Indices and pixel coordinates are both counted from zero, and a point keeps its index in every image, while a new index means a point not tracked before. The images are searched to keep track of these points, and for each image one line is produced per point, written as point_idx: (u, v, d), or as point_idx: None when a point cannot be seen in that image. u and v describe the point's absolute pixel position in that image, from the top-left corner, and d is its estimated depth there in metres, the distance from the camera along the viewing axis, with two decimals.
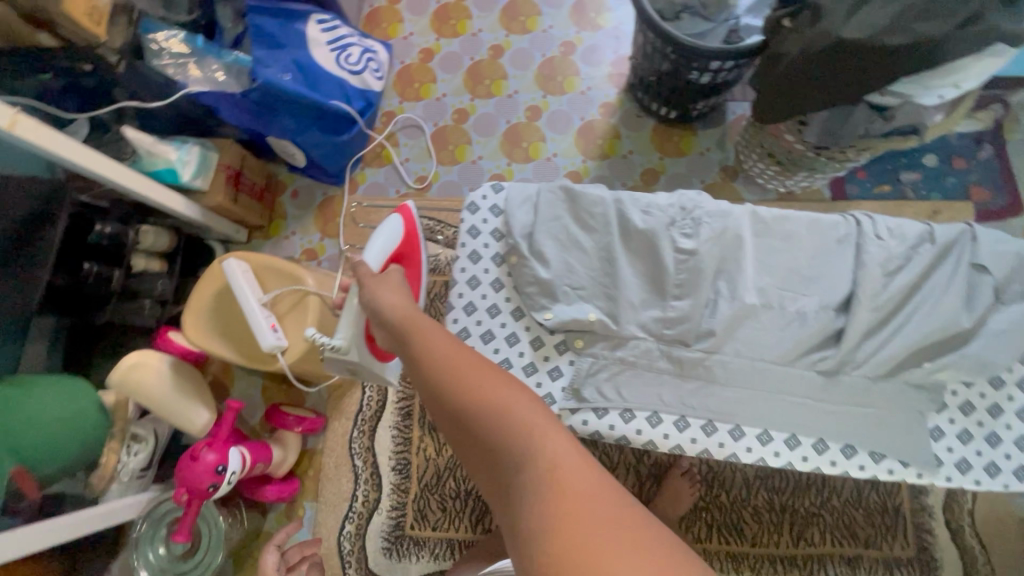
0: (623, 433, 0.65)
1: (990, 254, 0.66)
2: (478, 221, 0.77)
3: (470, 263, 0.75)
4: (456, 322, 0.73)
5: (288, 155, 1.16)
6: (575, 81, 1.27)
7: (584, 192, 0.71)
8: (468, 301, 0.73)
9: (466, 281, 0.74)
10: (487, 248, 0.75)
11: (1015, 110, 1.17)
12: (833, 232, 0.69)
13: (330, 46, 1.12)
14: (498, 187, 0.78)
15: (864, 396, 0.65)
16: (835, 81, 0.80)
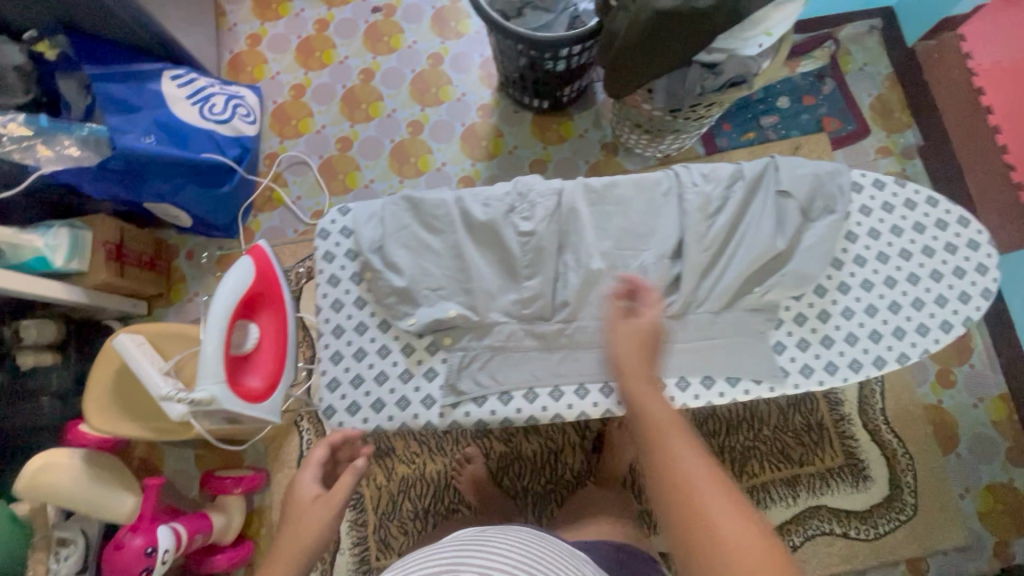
0: (505, 415, 0.70)
1: (792, 179, 0.73)
2: (332, 246, 0.77)
3: (331, 287, 0.75)
4: (328, 347, 0.74)
5: (172, 216, 1.13)
6: (449, 90, 1.30)
7: (425, 198, 0.74)
8: (336, 324, 0.74)
9: (330, 305, 0.75)
10: (344, 270, 0.76)
11: (845, 44, 1.29)
12: (660, 186, 0.74)
13: (190, 100, 1.10)
14: (345, 209, 0.78)
15: (709, 328, 0.71)
16: (665, 49, 0.86)
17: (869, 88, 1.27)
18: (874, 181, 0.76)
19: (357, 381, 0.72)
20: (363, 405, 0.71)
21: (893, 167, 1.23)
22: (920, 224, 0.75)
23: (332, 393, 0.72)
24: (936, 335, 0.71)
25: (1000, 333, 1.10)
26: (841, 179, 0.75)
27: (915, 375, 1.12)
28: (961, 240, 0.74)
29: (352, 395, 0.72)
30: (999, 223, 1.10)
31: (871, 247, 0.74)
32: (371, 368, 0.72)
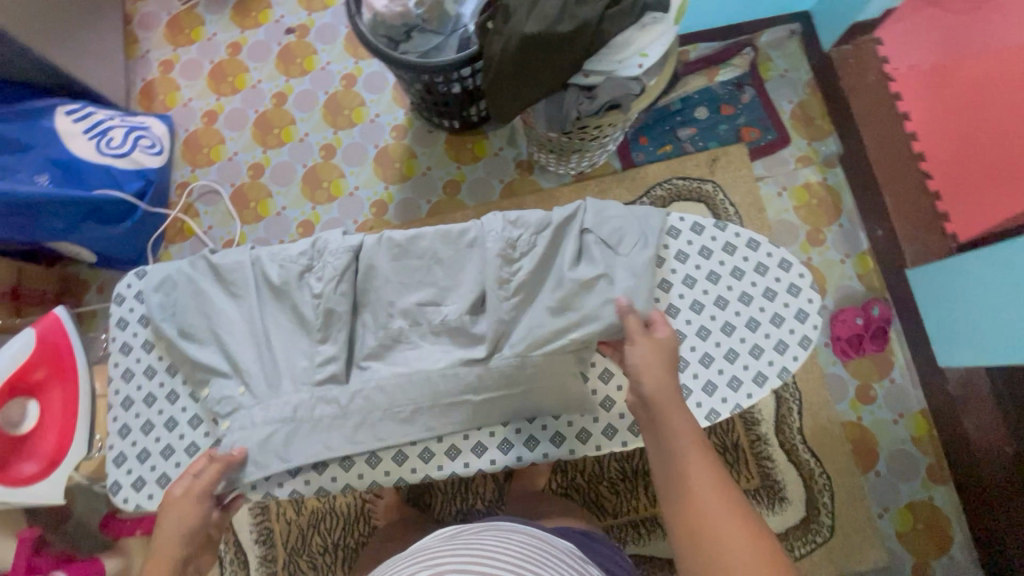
0: (295, 490, 0.74)
1: (597, 222, 0.76)
2: (126, 311, 0.80)
3: (123, 356, 0.78)
4: (116, 420, 0.77)
5: (74, 253, 1.12)
6: (363, 111, 1.27)
7: (223, 260, 0.78)
8: (125, 395, 0.77)
9: (120, 375, 0.78)
10: (136, 337, 0.79)
11: (765, 51, 1.25)
12: (463, 235, 0.77)
13: (87, 135, 1.09)
14: (141, 273, 0.82)
15: (513, 379, 0.72)
16: (539, 74, 0.83)
17: (789, 94, 1.24)
18: (693, 226, 0.79)
19: (144, 455, 0.75)
20: (148, 478, 0.74)
21: (813, 176, 1.20)
22: (739, 269, 0.78)
23: (119, 468, 0.75)
24: (750, 389, 0.74)
25: (918, 347, 1.07)
26: (654, 222, 0.78)
27: (833, 392, 1.10)
28: (782, 285, 0.77)
29: (137, 470, 0.75)
30: (915, 234, 1.08)
31: (687, 296, 0.77)
32: (156, 442, 0.75)
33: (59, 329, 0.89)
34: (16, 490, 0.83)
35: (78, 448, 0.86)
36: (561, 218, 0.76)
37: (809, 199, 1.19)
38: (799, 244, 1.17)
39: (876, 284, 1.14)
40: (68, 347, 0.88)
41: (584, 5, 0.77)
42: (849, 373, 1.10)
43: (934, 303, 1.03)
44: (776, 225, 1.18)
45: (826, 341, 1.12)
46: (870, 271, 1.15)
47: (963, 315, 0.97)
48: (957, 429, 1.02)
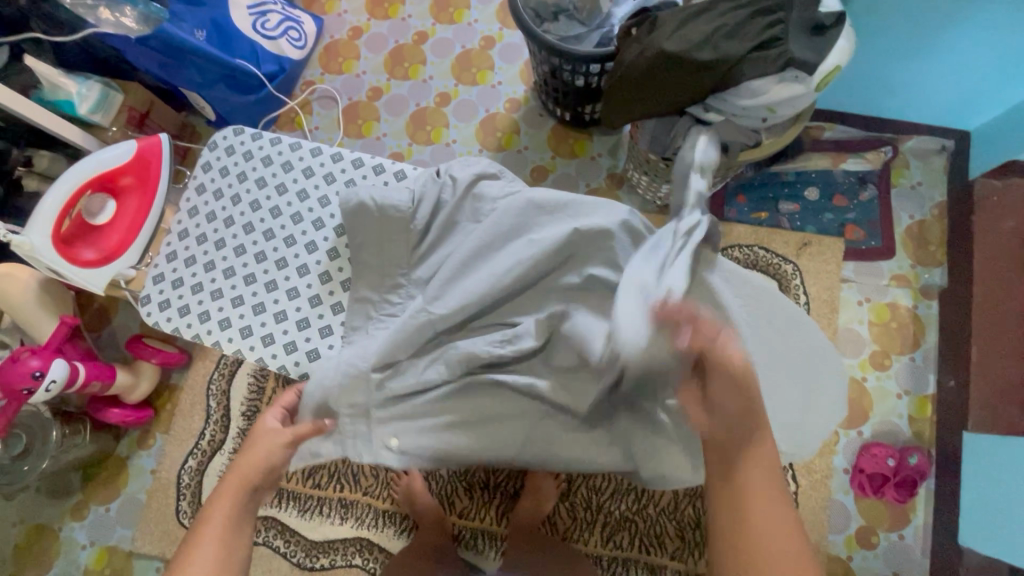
0: (284, 363, 0.71)
1: None
2: (214, 157, 0.79)
3: (196, 195, 0.78)
4: (168, 244, 0.77)
5: (200, 107, 1.25)
6: (487, 74, 1.31)
7: (306, 155, 0.77)
8: (182, 230, 0.77)
9: (187, 210, 0.77)
10: (213, 183, 0.78)
11: (906, 156, 1.17)
12: (516, 209, 0.68)
13: (250, 11, 1.19)
14: (240, 131, 0.79)
15: None
16: (659, 93, 0.81)
17: (912, 209, 1.15)
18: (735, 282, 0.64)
19: (197, 289, 0.74)
20: (191, 312, 0.73)
21: (903, 300, 1.11)
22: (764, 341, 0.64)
23: (154, 286, 0.75)
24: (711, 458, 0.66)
25: (945, 513, 0.98)
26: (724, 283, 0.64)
27: (833, 521, 1.02)
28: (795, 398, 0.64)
29: (188, 299, 0.74)
30: (990, 399, 0.97)
31: None
32: (174, 269, 0.75)
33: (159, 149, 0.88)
34: (70, 268, 0.81)
35: (131, 258, 0.86)
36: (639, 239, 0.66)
37: (888, 320, 1.11)
38: (859, 360, 1.09)
39: (925, 433, 1.04)
40: (158, 166, 0.87)
41: (732, 40, 0.75)
42: (857, 509, 1.02)
43: (981, 480, 0.94)
44: (842, 332, 1.11)
45: (846, 467, 1.04)
46: (926, 418, 1.05)
47: (1003, 503, 0.89)
48: None
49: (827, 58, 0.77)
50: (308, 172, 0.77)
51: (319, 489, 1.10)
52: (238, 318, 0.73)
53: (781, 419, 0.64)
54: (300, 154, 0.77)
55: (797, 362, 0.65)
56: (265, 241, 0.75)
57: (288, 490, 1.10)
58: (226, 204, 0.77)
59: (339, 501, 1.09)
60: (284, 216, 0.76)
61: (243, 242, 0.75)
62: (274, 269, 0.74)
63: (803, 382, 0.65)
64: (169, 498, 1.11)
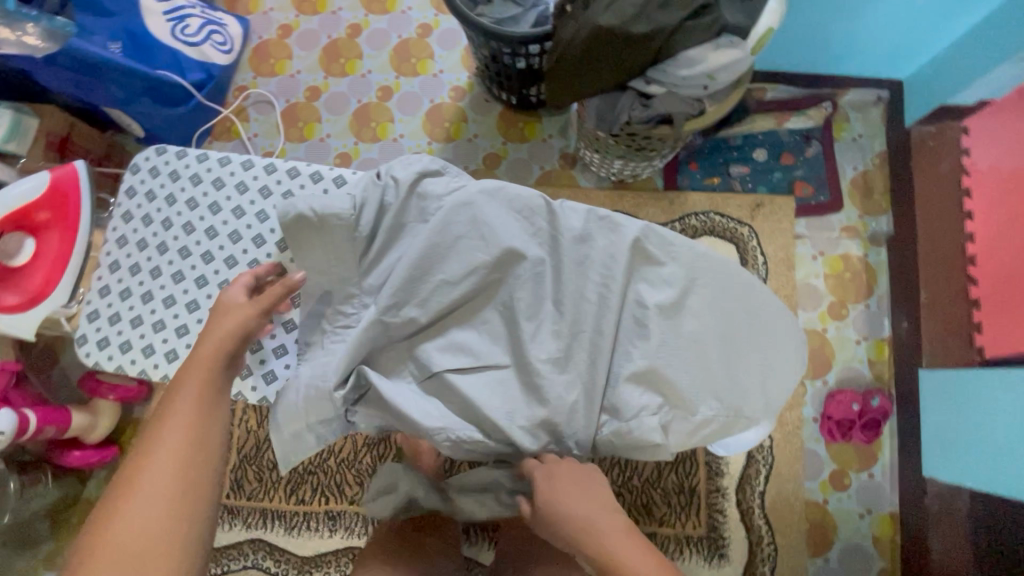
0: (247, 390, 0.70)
1: (637, 243, 0.65)
2: (138, 182, 0.74)
3: (122, 222, 0.74)
4: (99, 279, 0.72)
5: (126, 124, 1.17)
6: (428, 64, 1.28)
7: (237, 170, 0.74)
8: (113, 261, 0.73)
9: (115, 240, 0.73)
10: (140, 208, 0.74)
11: (845, 110, 1.20)
12: (463, 204, 0.67)
13: (166, 16, 1.12)
14: (164, 150, 0.75)
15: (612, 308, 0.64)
16: (600, 70, 0.81)
17: (855, 160, 1.18)
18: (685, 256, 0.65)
19: (136, 322, 0.70)
20: (134, 348, 0.70)
21: (854, 250, 1.15)
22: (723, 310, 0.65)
23: (89, 324, 0.71)
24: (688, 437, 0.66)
25: (909, 448, 1.04)
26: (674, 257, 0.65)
27: (808, 468, 1.07)
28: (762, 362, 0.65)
29: (128, 333, 0.70)
30: (941, 336, 1.02)
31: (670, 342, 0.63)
32: (108, 305, 0.71)
33: (74, 175, 0.83)
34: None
35: (60, 296, 0.81)
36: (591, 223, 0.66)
37: (843, 271, 1.15)
38: (819, 312, 1.13)
39: (884, 375, 1.09)
40: (76, 196, 0.82)
41: (666, 10, 0.74)
42: (829, 454, 1.07)
43: (939, 413, 0.99)
44: (801, 288, 1.14)
45: (816, 416, 1.08)
46: (883, 360, 1.10)
47: (960, 432, 0.94)
48: (924, 543, 0.99)
49: (760, 21, 0.75)
50: (242, 187, 0.74)
51: (304, 504, 1.08)
52: (185, 348, 0.70)
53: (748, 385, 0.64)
54: (231, 169, 0.74)
55: (758, 326, 0.66)
56: (205, 265, 0.72)
57: (271, 510, 1.08)
58: (156, 229, 0.73)
59: (325, 514, 1.08)
60: (221, 236, 0.73)
61: (181, 267, 0.72)
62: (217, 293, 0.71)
63: (766, 346, 0.66)
64: None
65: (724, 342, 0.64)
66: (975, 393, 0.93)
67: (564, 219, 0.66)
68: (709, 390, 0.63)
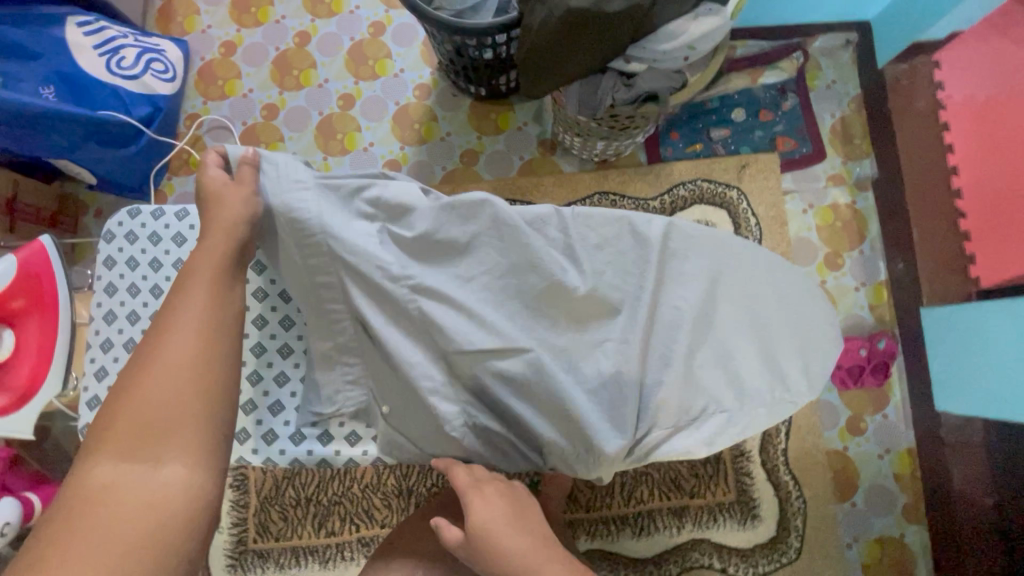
0: (295, 455, 0.70)
1: (655, 239, 0.63)
2: (115, 250, 0.68)
3: (106, 297, 0.67)
4: (93, 362, 0.67)
5: (75, 173, 1.09)
6: (387, 64, 1.21)
7: None
8: (105, 339, 0.67)
9: (102, 317, 0.67)
10: (124, 279, 0.67)
11: (816, 57, 1.18)
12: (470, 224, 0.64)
13: (98, 51, 1.03)
14: (136, 210, 0.68)
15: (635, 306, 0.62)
16: (577, 56, 0.77)
17: (832, 108, 1.18)
18: (701, 243, 0.64)
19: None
20: None
21: (842, 198, 1.16)
22: (746, 292, 0.64)
23: (90, 412, 0.65)
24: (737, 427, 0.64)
25: (918, 385, 1.06)
26: (690, 248, 0.64)
27: (824, 419, 1.09)
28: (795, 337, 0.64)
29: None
30: (937, 272, 1.03)
31: (701, 334, 0.63)
32: (109, 390, 0.65)
33: (43, 257, 0.78)
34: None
35: (51, 387, 0.77)
36: (610, 226, 0.63)
37: (833, 220, 1.15)
38: (816, 265, 1.14)
39: (886, 318, 1.11)
40: (50, 276, 0.77)
41: None
42: (843, 402, 1.09)
43: (943, 347, 1.01)
44: (795, 243, 1.15)
45: None
46: (884, 303, 1.12)
47: (966, 365, 0.96)
48: (943, 475, 1.02)
49: None
50: None
51: (335, 535, 1.06)
52: None
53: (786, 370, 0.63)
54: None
55: (789, 308, 0.65)
56: None
57: (302, 546, 1.06)
58: (146, 299, 0.67)
59: (358, 542, 1.06)
60: None
61: None
62: None
63: (800, 328, 0.65)
64: None
65: (754, 330, 0.64)
66: (976, 324, 0.95)
67: (580, 228, 0.63)
68: (742, 382, 0.63)
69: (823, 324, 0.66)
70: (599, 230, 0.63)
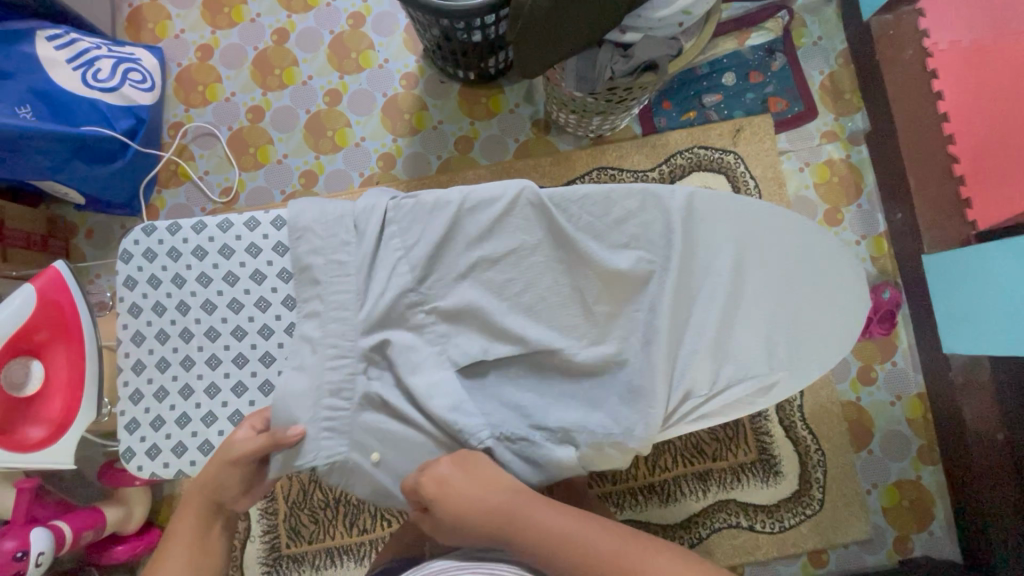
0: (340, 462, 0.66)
1: (676, 209, 0.63)
2: (134, 270, 0.66)
3: (132, 318, 0.66)
4: (127, 385, 0.66)
5: (61, 194, 1.06)
6: (371, 55, 1.19)
7: (239, 233, 0.66)
8: (137, 360, 0.66)
9: (131, 339, 0.66)
10: (148, 298, 0.66)
11: (800, 15, 1.19)
12: (488, 209, 0.63)
13: (73, 65, 1.00)
14: (150, 227, 0.66)
15: (662, 277, 0.63)
16: (574, 30, 0.76)
17: (821, 64, 1.18)
18: (723, 209, 0.64)
19: (183, 421, 0.64)
20: (189, 447, 0.64)
21: (837, 153, 1.17)
22: (770, 254, 0.65)
23: (131, 434, 0.65)
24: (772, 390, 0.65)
25: (923, 331, 1.09)
26: (712, 215, 0.64)
27: (836, 372, 1.11)
28: (820, 296, 0.65)
29: (178, 436, 0.64)
30: (936, 219, 1.05)
31: (731, 300, 0.64)
32: (146, 411, 0.65)
33: (60, 284, 0.76)
34: (16, 455, 0.71)
35: (86, 414, 0.76)
36: (631, 200, 0.63)
37: (830, 176, 1.16)
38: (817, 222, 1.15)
39: (888, 267, 1.14)
40: (71, 303, 0.76)
41: None
42: (852, 354, 1.12)
43: (948, 293, 1.02)
44: (795, 202, 1.16)
45: None
46: (885, 254, 1.15)
47: (970, 308, 0.98)
48: (955, 417, 1.04)
49: None
50: (251, 250, 0.66)
51: (368, 533, 1.07)
52: None
53: (814, 329, 0.65)
54: (236, 232, 0.66)
55: (814, 267, 0.66)
56: (239, 342, 0.65)
57: (336, 547, 1.06)
58: (172, 316, 0.65)
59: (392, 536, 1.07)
60: (248, 307, 0.66)
61: (214, 351, 0.65)
62: (262, 368, 0.65)
63: (826, 288, 0.66)
64: None
65: (780, 292, 0.65)
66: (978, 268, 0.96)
67: (599, 203, 0.63)
68: (775, 346, 0.64)
69: (849, 279, 0.66)
70: (620, 204, 0.63)
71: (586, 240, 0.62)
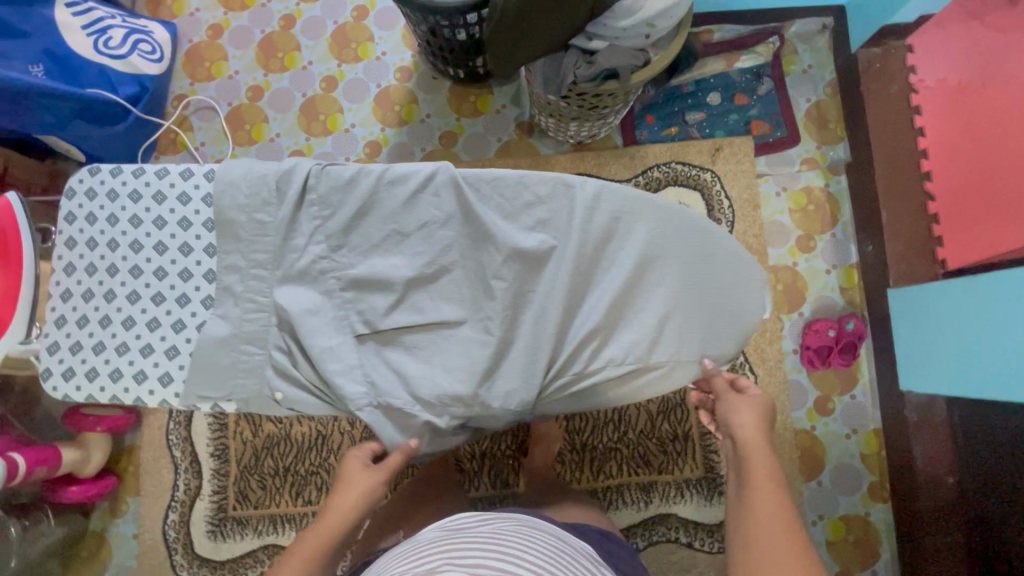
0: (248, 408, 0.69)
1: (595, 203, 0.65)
2: (76, 206, 0.71)
3: (67, 250, 0.70)
4: (53, 310, 0.70)
5: (64, 149, 1.12)
6: (369, 47, 1.24)
7: (175, 181, 0.70)
8: (66, 288, 0.70)
9: (63, 268, 0.70)
10: (84, 233, 0.70)
11: (792, 42, 1.20)
12: (423, 191, 0.66)
13: (87, 31, 1.06)
14: (95, 168, 0.71)
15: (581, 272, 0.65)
16: (539, 34, 0.79)
17: (808, 92, 1.19)
18: (634, 203, 0.66)
19: (99, 348, 0.68)
20: (101, 374, 0.68)
21: (816, 181, 1.17)
22: (680, 252, 0.67)
23: (52, 356, 0.69)
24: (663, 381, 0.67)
25: (884, 366, 1.08)
26: (625, 208, 0.66)
27: (793, 399, 1.11)
28: (720, 297, 0.68)
29: (93, 361, 0.68)
30: (904, 254, 1.04)
31: (636, 292, 0.66)
32: (67, 336, 0.69)
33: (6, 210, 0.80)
34: None
35: (17, 330, 0.79)
36: (554, 192, 0.66)
37: (806, 203, 1.17)
38: (788, 247, 1.15)
39: (856, 299, 1.13)
40: (14, 228, 0.79)
41: None
42: (811, 381, 1.11)
43: (910, 330, 1.01)
44: (768, 225, 1.16)
45: (795, 347, 1.12)
46: (854, 285, 1.14)
47: (932, 347, 0.96)
48: (906, 455, 1.02)
49: None
50: (182, 198, 0.70)
51: (311, 504, 1.09)
52: (154, 367, 0.67)
53: (710, 331, 0.67)
54: (171, 180, 0.70)
55: (721, 270, 0.68)
56: (159, 282, 0.69)
57: (279, 514, 1.09)
58: (103, 252, 0.70)
59: None
60: (171, 250, 0.69)
61: (135, 287, 0.69)
62: (177, 308, 0.68)
63: (727, 291, 0.68)
64: (160, 556, 1.08)
65: (682, 290, 0.66)
66: (942, 306, 0.94)
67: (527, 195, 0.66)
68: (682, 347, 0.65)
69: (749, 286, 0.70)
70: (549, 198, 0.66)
71: (501, 225, 0.65)
